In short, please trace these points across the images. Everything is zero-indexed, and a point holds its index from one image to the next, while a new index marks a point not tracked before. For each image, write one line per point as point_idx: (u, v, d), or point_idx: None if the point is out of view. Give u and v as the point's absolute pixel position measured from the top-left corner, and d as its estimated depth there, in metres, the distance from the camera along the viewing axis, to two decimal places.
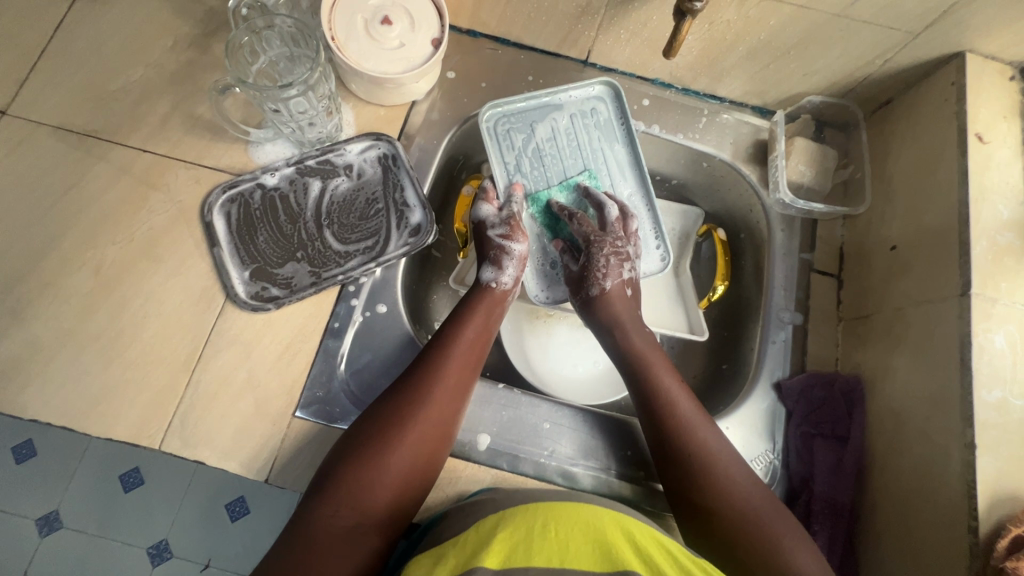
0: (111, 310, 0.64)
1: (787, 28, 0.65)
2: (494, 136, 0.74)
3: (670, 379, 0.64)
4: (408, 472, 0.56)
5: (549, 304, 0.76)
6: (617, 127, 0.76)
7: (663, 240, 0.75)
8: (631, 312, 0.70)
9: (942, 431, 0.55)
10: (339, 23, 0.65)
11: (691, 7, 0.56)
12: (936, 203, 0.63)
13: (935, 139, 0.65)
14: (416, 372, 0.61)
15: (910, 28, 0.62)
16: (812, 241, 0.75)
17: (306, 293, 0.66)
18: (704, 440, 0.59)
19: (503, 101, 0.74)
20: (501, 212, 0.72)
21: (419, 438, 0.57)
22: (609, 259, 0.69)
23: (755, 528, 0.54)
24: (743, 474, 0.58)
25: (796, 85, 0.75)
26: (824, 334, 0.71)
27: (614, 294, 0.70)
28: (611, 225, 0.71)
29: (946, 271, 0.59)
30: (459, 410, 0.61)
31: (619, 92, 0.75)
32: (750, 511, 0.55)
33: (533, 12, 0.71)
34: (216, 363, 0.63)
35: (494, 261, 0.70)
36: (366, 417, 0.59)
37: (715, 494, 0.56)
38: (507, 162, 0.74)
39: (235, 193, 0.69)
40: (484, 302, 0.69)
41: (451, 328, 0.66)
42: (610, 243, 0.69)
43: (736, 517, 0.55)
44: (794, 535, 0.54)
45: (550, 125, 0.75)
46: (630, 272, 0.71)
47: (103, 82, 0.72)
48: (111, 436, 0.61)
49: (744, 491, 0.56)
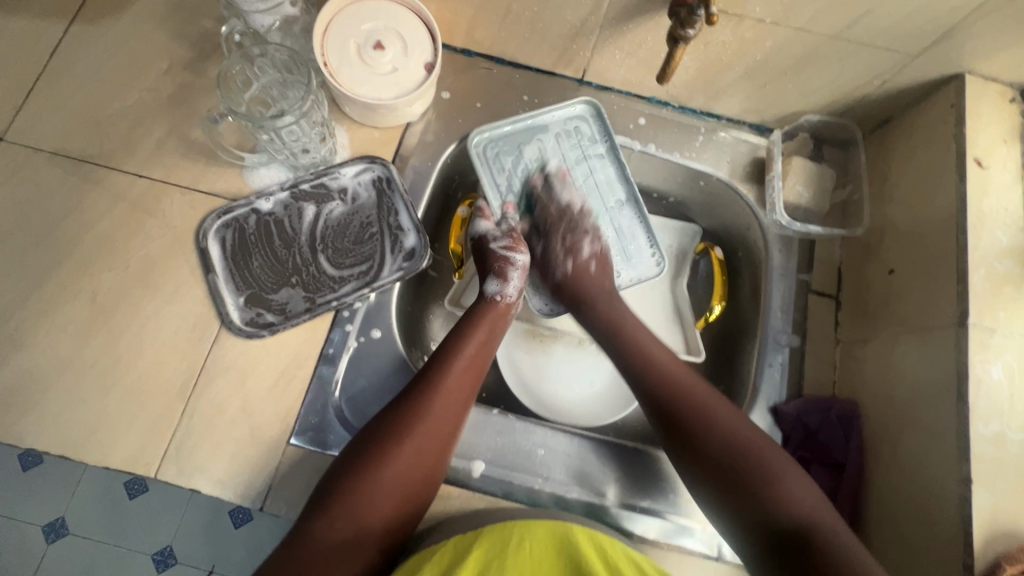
0: (109, 337, 0.64)
1: (784, 48, 0.65)
2: (484, 160, 0.74)
3: (655, 346, 0.67)
4: (407, 483, 0.57)
5: (548, 315, 0.79)
6: (601, 145, 0.75)
7: (658, 248, 0.75)
8: (606, 283, 0.72)
9: (938, 464, 0.54)
10: (331, 49, 0.65)
11: (683, 34, 0.56)
12: (934, 228, 0.62)
13: (934, 161, 0.65)
14: (416, 385, 0.61)
15: (909, 49, 0.61)
16: (809, 261, 0.74)
17: (300, 319, 0.66)
18: (686, 387, 0.62)
19: (490, 126, 0.74)
20: (500, 227, 0.75)
21: (419, 451, 0.58)
22: (569, 238, 0.73)
23: (754, 465, 0.56)
24: (731, 419, 0.59)
25: (794, 104, 0.74)
26: (821, 357, 0.70)
27: (581, 270, 0.73)
28: (563, 206, 0.73)
29: (943, 298, 0.58)
30: (459, 424, 0.61)
31: (601, 110, 0.75)
32: (747, 450, 0.57)
33: (528, 32, 0.71)
34: (212, 390, 0.64)
35: (499, 273, 0.72)
36: (363, 432, 0.59)
37: (712, 443, 0.58)
38: (499, 183, 0.75)
39: (231, 218, 0.69)
40: (487, 316, 0.69)
41: (456, 340, 0.66)
42: (563, 225, 0.73)
43: (729, 457, 0.57)
44: (791, 471, 0.56)
45: (538, 146, 0.75)
46: (592, 246, 0.73)
47: (100, 107, 0.72)
48: (107, 464, 0.61)
49: (740, 433, 0.58)
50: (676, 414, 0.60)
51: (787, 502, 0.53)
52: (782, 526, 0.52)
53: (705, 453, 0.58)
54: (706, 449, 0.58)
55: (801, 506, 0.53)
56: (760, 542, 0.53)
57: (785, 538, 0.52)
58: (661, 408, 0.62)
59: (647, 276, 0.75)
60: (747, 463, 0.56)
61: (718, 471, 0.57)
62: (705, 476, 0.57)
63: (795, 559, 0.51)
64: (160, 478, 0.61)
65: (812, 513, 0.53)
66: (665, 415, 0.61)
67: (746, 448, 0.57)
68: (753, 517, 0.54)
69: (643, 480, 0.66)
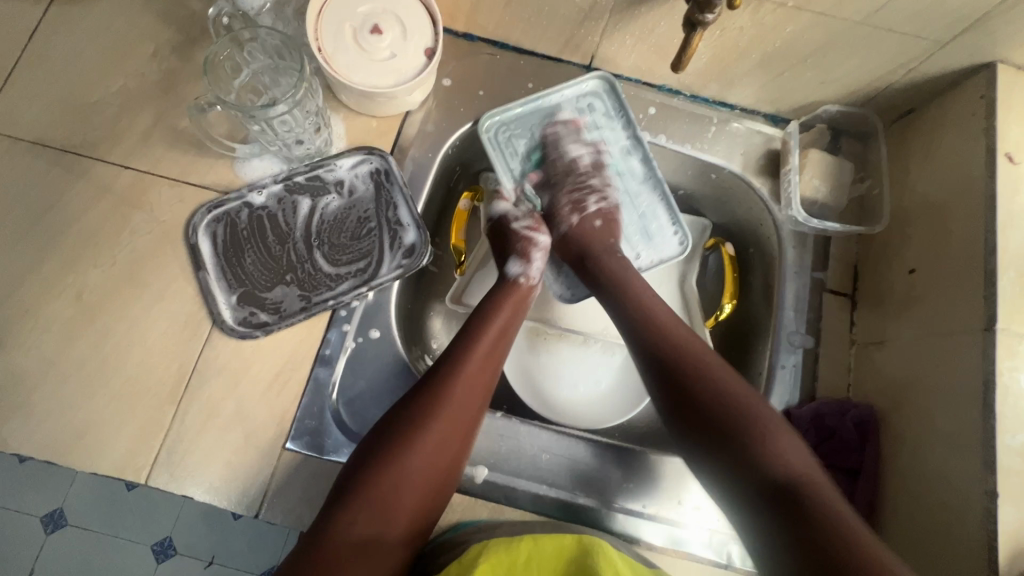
0: (95, 337, 0.62)
1: (805, 34, 0.61)
2: (497, 146, 0.72)
3: (655, 298, 0.64)
4: (430, 479, 0.55)
5: (571, 301, 0.76)
6: (618, 122, 0.73)
7: (680, 226, 0.72)
8: (612, 239, 0.70)
9: (961, 474, 0.52)
10: (326, 33, 0.62)
11: (701, 19, 0.52)
12: (961, 227, 0.59)
13: (960, 155, 0.61)
14: (434, 377, 0.59)
15: (938, 36, 0.58)
16: (825, 258, 0.71)
17: (295, 319, 0.63)
18: (679, 338, 0.59)
19: (500, 110, 0.71)
20: (519, 208, 0.74)
21: (443, 437, 0.56)
22: (574, 197, 0.72)
23: (743, 419, 0.53)
24: (726, 374, 0.56)
25: (812, 93, 0.70)
26: (836, 359, 0.68)
27: (584, 228, 0.71)
28: (573, 164, 0.72)
29: (969, 301, 0.56)
30: (480, 408, 0.60)
31: (614, 86, 0.72)
32: (739, 402, 0.54)
33: (534, 16, 0.67)
34: (204, 393, 0.61)
35: (521, 253, 0.70)
36: (382, 421, 0.57)
37: (706, 393, 0.55)
38: (513, 169, 0.73)
39: (222, 212, 0.66)
40: (510, 298, 0.67)
41: (476, 323, 0.64)
42: (571, 183, 0.72)
43: (718, 408, 0.54)
44: (782, 428, 0.53)
45: (548, 129, 0.73)
46: (599, 205, 0.72)
47: (82, 93, 0.68)
48: (95, 469, 0.59)
49: (734, 388, 0.55)
50: (672, 365, 0.58)
51: (777, 455, 0.51)
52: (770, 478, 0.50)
53: (695, 402, 0.55)
54: (699, 399, 0.55)
55: (790, 459, 0.50)
56: (745, 494, 0.50)
57: (770, 491, 0.49)
58: (659, 360, 0.59)
59: (669, 256, 0.72)
60: (739, 415, 0.53)
61: (709, 422, 0.54)
62: (695, 427, 0.55)
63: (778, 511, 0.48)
64: (150, 484, 0.59)
65: (801, 468, 0.50)
66: (660, 365, 0.58)
67: (738, 401, 0.54)
68: (739, 468, 0.51)
69: (648, 486, 0.64)
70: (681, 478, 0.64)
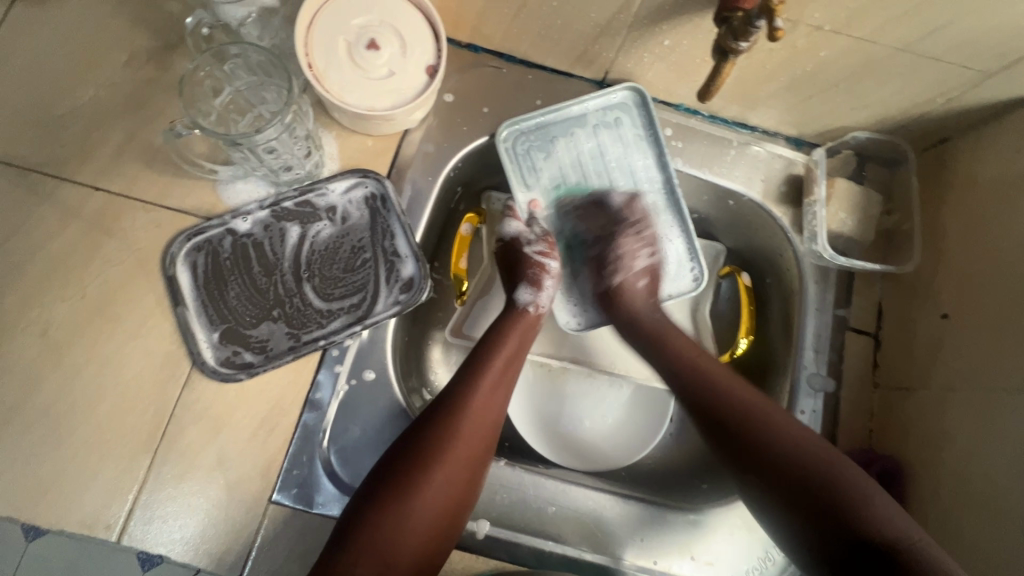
0: (63, 378, 0.57)
1: (841, 60, 0.56)
2: (514, 158, 0.67)
3: (713, 363, 0.59)
4: (439, 514, 0.50)
5: (579, 331, 0.71)
6: (643, 139, 0.68)
7: (698, 259, 0.70)
8: (653, 303, 0.67)
9: (999, 545, 0.51)
10: (317, 48, 0.56)
11: (734, 46, 0.47)
12: (1002, 279, 0.56)
13: (1004, 197, 0.58)
14: (439, 406, 0.54)
15: (985, 66, 0.53)
16: (848, 294, 0.67)
17: (283, 360, 0.58)
18: (731, 403, 0.55)
19: (521, 119, 0.66)
20: (531, 229, 0.69)
21: (450, 472, 0.52)
22: (623, 249, 0.68)
23: (818, 481, 0.48)
24: (795, 436, 0.51)
25: (842, 118, 0.65)
26: (859, 404, 0.64)
27: (629, 288, 0.67)
28: (620, 210, 0.68)
29: (1010, 358, 0.53)
30: (489, 443, 0.55)
31: (645, 100, 0.66)
32: (825, 468, 0.49)
33: (545, 30, 0.61)
34: (183, 439, 0.56)
35: (533, 282, 0.66)
36: (383, 460, 0.53)
37: (790, 457, 0.50)
38: (529, 184, 0.68)
39: (202, 239, 0.60)
40: (519, 325, 0.63)
41: (483, 352, 0.59)
42: (625, 233, 0.68)
43: (790, 474, 0.49)
44: (875, 490, 0.48)
45: (570, 141, 0.68)
46: (649, 257, 0.68)
47: (48, 105, 0.62)
48: (63, 525, 0.54)
49: (817, 447, 0.51)
50: (746, 442, 0.52)
51: (868, 518, 0.46)
52: (874, 546, 0.44)
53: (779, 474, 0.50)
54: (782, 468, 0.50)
55: (886, 517, 0.46)
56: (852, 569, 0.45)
57: (885, 568, 0.43)
58: (728, 429, 0.54)
59: (682, 291, 0.70)
60: (823, 481, 0.48)
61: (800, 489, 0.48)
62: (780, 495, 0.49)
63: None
64: (123, 542, 0.54)
65: (903, 531, 0.45)
66: (727, 439, 0.53)
67: (818, 460, 0.49)
68: (841, 541, 0.46)
69: (659, 539, 0.60)
70: (690, 532, 0.60)
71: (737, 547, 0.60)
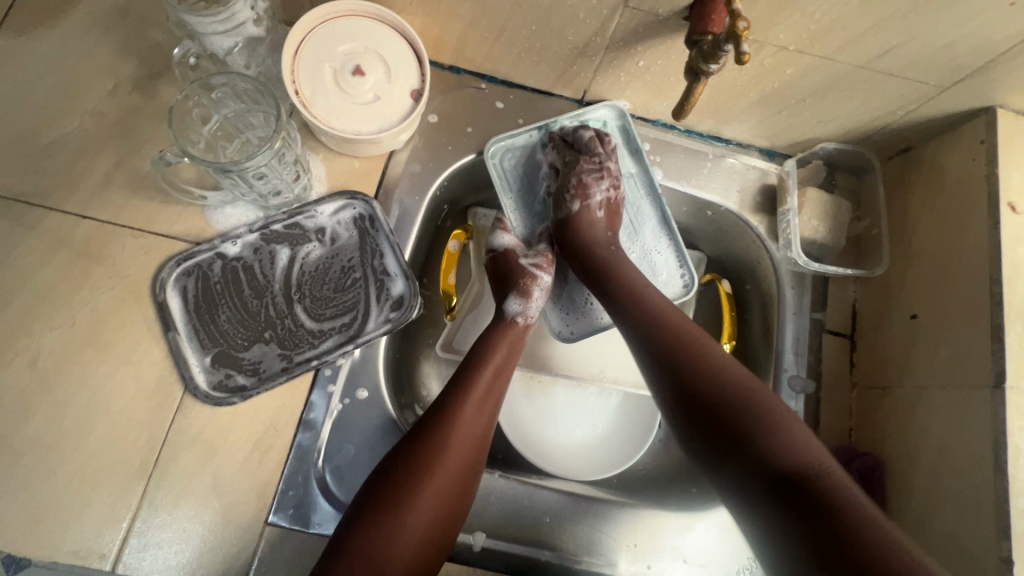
0: (52, 408, 0.56)
1: (806, 77, 0.59)
2: (501, 173, 0.70)
3: (676, 312, 0.59)
4: (433, 523, 0.51)
5: (570, 341, 0.70)
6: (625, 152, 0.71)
7: (688, 266, 0.69)
8: (610, 234, 0.68)
9: (973, 535, 0.53)
10: (303, 75, 0.57)
11: (705, 69, 0.50)
12: (966, 278, 0.59)
13: (963, 203, 0.61)
14: (432, 419, 0.55)
15: (940, 81, 0.57)
16: (823, 298, 0.70)
17: (276, 382, 0.59)
18: (663, 317, 0.58)
19: (507, 135, 0.69)
20: (530, 249, 0.72)
21: (442, 484, 0.52)
22: (584, 178, 0.67)
23: (732, 403, 0.51)
24: (720, 360, 0.54)
25: (810, 131, 0.69)
26: (837, 403, 0.67)
27: (586, 216, 0.68)
28: (587, 145, 0.67)
29: (975, 355, 0.56)
30: (481, 452, 0.56)
31: (625, 116, 0.69)
32: (737, 393, 0.51)
33: (524, 53, 0.63)
34: (178, 464, 0.56)
35: (522, 291, 0.67)
36: (376, 473, 0.53)
37: (720, 399, 0.51)
38: (516, 196, 0.72)
39: (192, 264, 0.61)
40: (508, 335, 0.65)
41: (473, 363, 0.60)
42: (587, 164, 0.68)
43: (708, 387, 0.52)
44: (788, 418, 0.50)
45: (528, 160, 0.71)
46: (608, 193, 0.68)
47: (31, 135, 0.62)
48: (55, 558, 0.53)
49: (758, 390, 0.52)
50: (673, 359, 0.55)
51: (773, 439, 0.48)
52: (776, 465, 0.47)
53: (711, 410, 0.51)
54: (715, 404, 0.51)
55: (807, 451, 0.47)
56: (758, 500, 0.47)
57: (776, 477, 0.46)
58: (664, 350, 0.56)
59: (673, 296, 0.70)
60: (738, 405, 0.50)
61: (720, 428, 0.50)
62: (704, 425, 0.51)
63: (785, 499, 0.45)
64: (118, 571, 0.54)
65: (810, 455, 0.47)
66: (671, 368, 0.55)
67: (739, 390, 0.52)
68: (751, 474, 0.47)
69: (653, 544, 0.61)
70: (682, 535, 0.62)
71: (728, 548, 0.62)
